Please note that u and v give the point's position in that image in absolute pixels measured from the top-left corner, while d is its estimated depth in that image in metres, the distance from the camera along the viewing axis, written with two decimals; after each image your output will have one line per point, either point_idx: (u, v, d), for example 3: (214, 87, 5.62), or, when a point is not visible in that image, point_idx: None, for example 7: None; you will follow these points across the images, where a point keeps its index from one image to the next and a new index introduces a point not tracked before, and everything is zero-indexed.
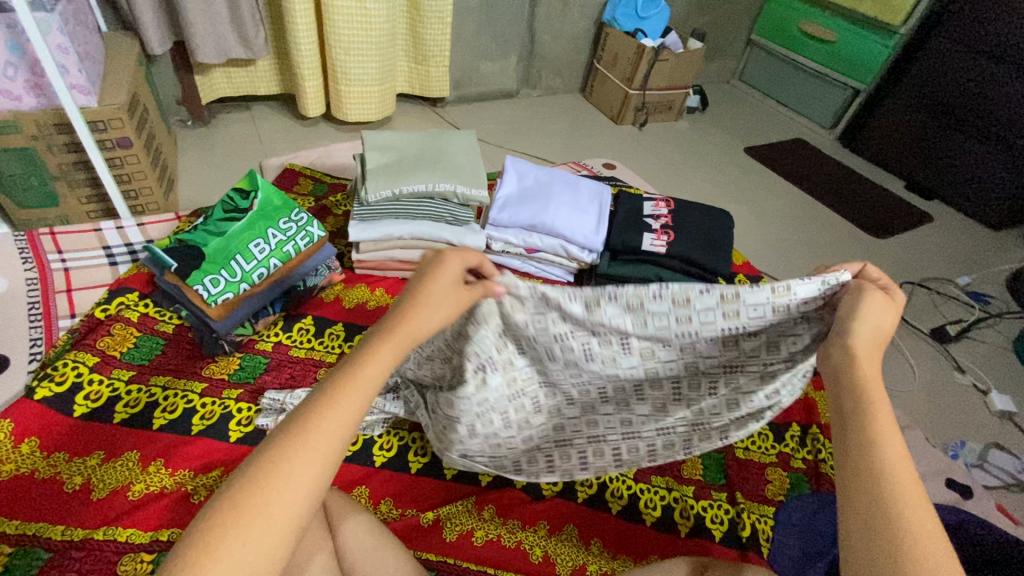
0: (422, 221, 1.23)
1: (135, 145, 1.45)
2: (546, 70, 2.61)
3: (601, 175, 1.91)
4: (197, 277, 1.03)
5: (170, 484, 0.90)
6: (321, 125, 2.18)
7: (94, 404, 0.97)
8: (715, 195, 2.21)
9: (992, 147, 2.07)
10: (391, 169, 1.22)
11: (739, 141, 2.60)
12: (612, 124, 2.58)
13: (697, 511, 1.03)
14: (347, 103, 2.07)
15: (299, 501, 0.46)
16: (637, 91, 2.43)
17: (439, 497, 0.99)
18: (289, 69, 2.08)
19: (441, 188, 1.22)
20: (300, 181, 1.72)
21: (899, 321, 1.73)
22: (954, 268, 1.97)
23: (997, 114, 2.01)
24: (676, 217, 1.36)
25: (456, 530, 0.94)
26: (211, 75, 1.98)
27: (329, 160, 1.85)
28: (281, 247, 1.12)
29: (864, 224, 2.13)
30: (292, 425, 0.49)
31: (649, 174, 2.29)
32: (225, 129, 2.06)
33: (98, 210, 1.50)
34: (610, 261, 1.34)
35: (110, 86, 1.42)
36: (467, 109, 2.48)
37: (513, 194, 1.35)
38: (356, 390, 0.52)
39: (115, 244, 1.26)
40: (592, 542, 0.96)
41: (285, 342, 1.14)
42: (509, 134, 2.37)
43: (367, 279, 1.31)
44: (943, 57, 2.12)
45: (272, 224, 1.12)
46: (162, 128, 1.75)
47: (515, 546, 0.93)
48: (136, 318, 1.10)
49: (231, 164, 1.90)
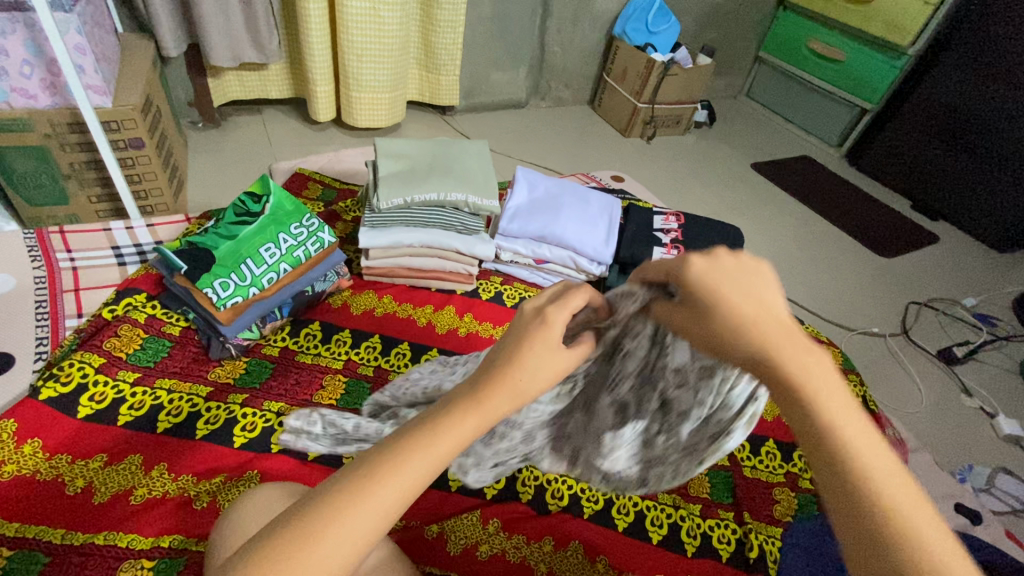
0: (432, 229, 1.23)
1: (147, 146, 1.45)
2: (556, 82, 2.62)
3: (609, 187, 1.91)
4: (207, 280, 1.02)
5: (172, 490, 0.89)
6: (331, 130, 2.19)
7: (99, 406, 0.96)
8: (722, 210, 2.21)
9: (999, 170, 2.07)
10: (403, 177, 1.22)
11: (747, 156, 2.60)
12: (619, 136, 2.59)
13: (704, 530, 1.02)
14: (358, 109, 2.08)
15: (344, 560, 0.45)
16: (646, 104, 2.44)
17: (444, 510, 0.98)
18: (300, 74, 2.09)
19: (453, 197, 1.22)
20: (309, 185, 1.72)
21: (906, 341, 1.72)
22: (961, 290, 1.97)
23: (1005, 138, 2.02)
24: (685, 232, 1.36)
25: (460, 543, 0.93)
26: (223, 78, 1.99)
27: (339, 165, 1.85)
28: (292, 252, 1.11)
29: (870, 242, 2.13)
30: (360, 474, 0.47)
31: (656, 187, 2.29)
32: (235, 131, 2.07)
33: (108, 210, 1.50)
34: (619, 274, 1.33)
35: (124, 87, 1.42)
36: (476, 117, 2.49)
37: (523, 205, 1.35)
38: (428, 459, 0.48)
39: (124, 244, 1.27)
40: (598, 559, 0.94)
41: (292, 347, 1.14)
42: (517, 144, 2.38)
43: (374, 286, 1.31)
44: (942, 81, 2.17)
45: (283, 229, 1.11)
46: (174, 129, 1.75)
47: (520, 561, 0.92)
48: (142, 319, 1.09)
49: (241, 167, 1.91)
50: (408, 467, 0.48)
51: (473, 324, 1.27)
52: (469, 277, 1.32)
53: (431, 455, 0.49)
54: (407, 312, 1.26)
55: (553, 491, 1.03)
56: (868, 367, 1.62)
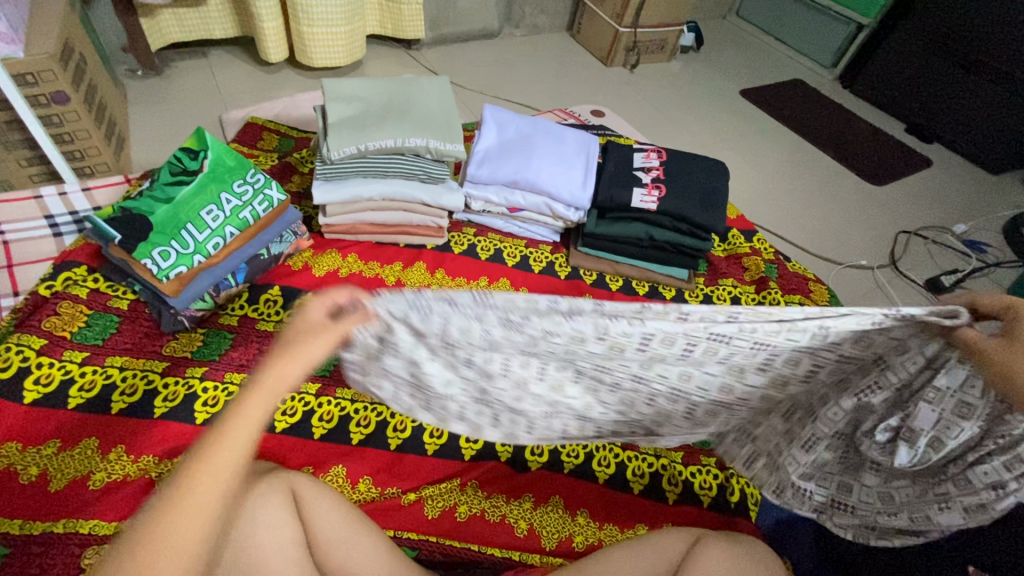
0: (392, 181, 1.14)
1: (73, 100, 1.30)
2: (530, 6, 2.41)
3: (589, 123, 1.80)
4: (145, 251, 0.92)
5: (132, 471, 0.85)
6: (286, 72, 2.02)
7: (46, 389, 0.90)
8: (709, 144, 2.14)
9: (981, 79, 2.13)
10: (354, 122, 1.10)
11: (733, 84, 2.53)
12: (600, 66, 2.42)
13: (685, 477, 1.00)
14: (312, 47, 1.90)
15: (211, 513, 0.47)
16: (627, 28, 2.27)
17: (426, 475, 0.94)
18: (245, 10, 1.90)
19: (411, 143, 1.10)
20: (264, 135, 1.61)
21: (893, 272, 1.78)
22: (951, 213, 2.07)
23: (986, 57, 2.09)
24: (668, 170, 1.25)
25: (438, 507, 0.90)
26: (158, 17, 1.79)
27: (294, 112, 1.74)
28: (237, 214, 1.01)
29: (864, 170, 2.18)
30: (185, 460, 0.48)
31: (638, 121, 2.17)
32: (179, 77, 1.89)
33: (42, 174, 1.38)
34: (598, 219, 1.26)
35: (37, 34, 1.25)
36: (445, 51, 2.30)
37: (492, 148, 1.25)
38: (229, 441, 0.49)
39: (59, 213, 1.17)
40: (579, 513, 0.93)
41: (251, 316, 1.08)
42: (490, 78, 2.21)
43: (338, 245, 1.23)
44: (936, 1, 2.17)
45: (225, 188, 1.00)
46: (105, 80, 1.58)
47: (499, 520, 0.90)
48: (85, 295, 1.02)
49: (189, 117, 1.76)
50: (209, 481, 0.47)
51: (445, 281, 1.22)
52: (439, 231, 1.26)
53: (245, 431, 0.50)
54: (373, 272, 1.20)
55: (534, 447, 1.00)
56: (853, 301, 1.65)
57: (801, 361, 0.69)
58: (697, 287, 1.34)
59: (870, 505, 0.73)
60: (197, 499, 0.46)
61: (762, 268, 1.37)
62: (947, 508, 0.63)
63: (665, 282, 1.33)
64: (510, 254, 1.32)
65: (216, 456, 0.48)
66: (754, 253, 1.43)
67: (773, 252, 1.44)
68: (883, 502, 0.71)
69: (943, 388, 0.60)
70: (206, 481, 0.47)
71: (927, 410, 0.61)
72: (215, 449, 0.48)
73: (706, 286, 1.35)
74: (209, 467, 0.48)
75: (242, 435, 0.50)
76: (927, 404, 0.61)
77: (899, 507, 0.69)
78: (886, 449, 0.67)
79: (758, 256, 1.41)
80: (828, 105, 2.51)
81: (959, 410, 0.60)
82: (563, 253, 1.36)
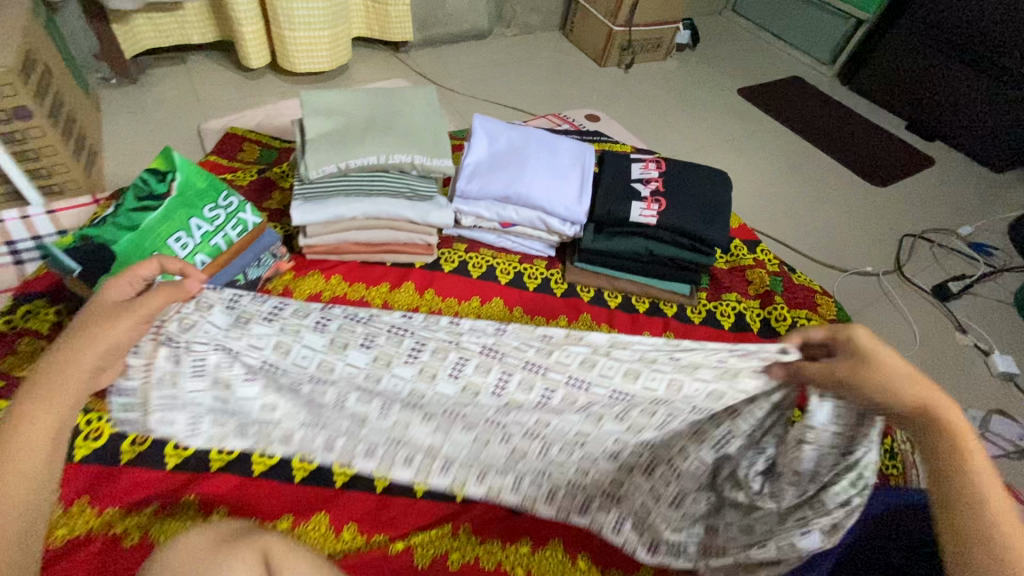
0: (377, 199, 1.07)
1: (37, 115, 1.23)
2: (521, 5, 2.34)
3: (585, 128, 1.74)
4: (107, 285, 0.86)
5: (97, 525, 0.79)
6: (268, 77, 1.94)
7: None
8: (708, 146, 2.08)
9: (985, 75, 2.07)
10: (334, 138, 1.03)
11: (731, 82, 2.47)
12: (595, 66, 2.35)
13: None
14: (295, 52, 1.82)
15: (29, 486, 0.55)
16: (622, 27, 2.20)
17: (412, 519, 0.89)
18: (223, 14, 1.82)
19: (397, 159, 1.03)
20: (245, 147, 1.54)
21: (900, 278, 1.72)
22: (957, 213, 2.02)
23: (990, 52, 2.02)
24: (668, 181, 1.18)
25: (428, 556, 0.84)
26: (132, 22, 1.70)
27: (276, 121, 1.67)
28: (208, 240, 0.94)
29: (866, 170, 2.13)
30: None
31: (634, 123, 2.10)
32: (156, 85, 1.81)
33: (7, 193, 1.30)
34: (595, 234, 1.19)
35: None
36: (434, 52, 2.23)
37: (482, 160, 1.18)
38: (33, 429, 0.56)
39: (21, 238, 1.10)
40: (580, 556, 0.88)
41: None
42: (482, 80, 2.14)
43: (321, 265, 1.16)
44: None
45: (195, 213, 0.93)
46: (75, 90, 1.51)
47: (494, 569, 0.84)
48: (47, 329, 0.95)
49: (166, 128, 1.68)
50: (20, 461, 0.55)
51: (435, 302, 1.16)
52: (428, 248, 1.20)
53: (45, 420, 0.57)
54: (359, 294, 1.14)
55: None
56: (860, 309, 1.60)
57: (656, 409, 0.76)
58: (699, 302, 1.28)
59: (737, 543, 0.75)
60: (5, 482, 0.54)
61: (767, 281, 1.32)
62: (795, 523, 0.68)
63: (666, 298, 1.27)
64: (504, 271, 1.26)
65: (21, 445, 0.55)
66: (758, 264, 1.37)
67: (777, 264, 1.38)
68: (745, 533, 0.75)
69: (816, 439, 0.65)
70: (22, 459, 0.55)
71: (808, 451, 0.65)
72: (12, 439, 0.55)
73: (709, 300, 1.29)
74: (12, 451, 0.55)
75: (45, 418, 0.57)
76: (809, 449, 0.65)
77: (757, 539, 0.72)
78: (753, 484, 0.73)
79: (762, 268, 1.35)
80: (828, 103, 2.45)
81: (838, 454, 0.64)
82: (559, 268, 1.30)
